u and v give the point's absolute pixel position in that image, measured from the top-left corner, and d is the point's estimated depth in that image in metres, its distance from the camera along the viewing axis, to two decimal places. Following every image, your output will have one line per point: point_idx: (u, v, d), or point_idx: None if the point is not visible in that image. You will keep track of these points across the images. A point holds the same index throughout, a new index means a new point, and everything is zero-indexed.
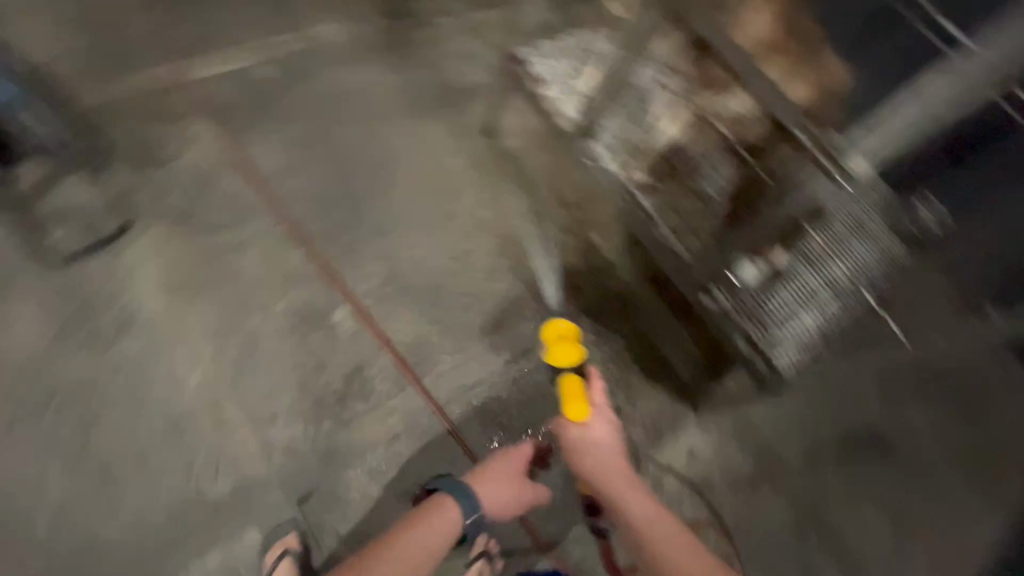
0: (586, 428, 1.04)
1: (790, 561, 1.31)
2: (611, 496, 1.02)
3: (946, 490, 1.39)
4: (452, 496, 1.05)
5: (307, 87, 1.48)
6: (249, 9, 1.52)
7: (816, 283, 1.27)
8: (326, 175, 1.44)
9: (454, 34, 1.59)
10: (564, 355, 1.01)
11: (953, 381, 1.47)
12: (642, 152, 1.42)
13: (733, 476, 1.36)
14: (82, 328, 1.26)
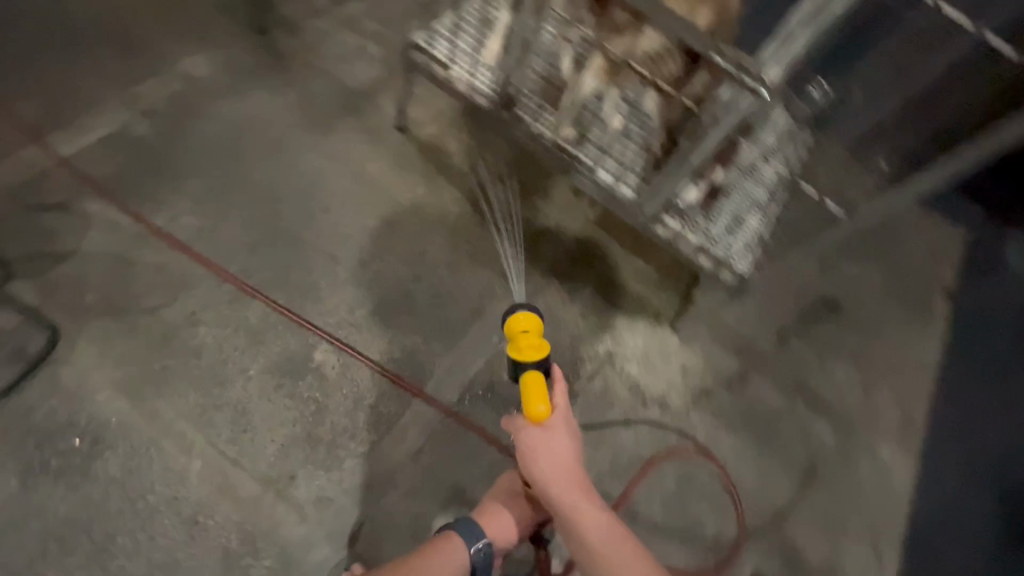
0: (547, 431, 0.89)
1: (821, 483, 1.43)
2: (561, 507, 0.88)
3: (907, 346, 1.59)
4: (458, 531, 0.95)
5: (203, 128, 1.41)
6: (103, 60, 1.42)
7: (754, 193, 1.33)
8: (263, 210, 1.36)
9: (334, 35, 1.57)
10: (529, 350, 0.87)
11: (872, 241, 1.69)
12: (567, 109, 1.26)
13: (723, 376, 1.49)
14: (51, 459, 1.11)
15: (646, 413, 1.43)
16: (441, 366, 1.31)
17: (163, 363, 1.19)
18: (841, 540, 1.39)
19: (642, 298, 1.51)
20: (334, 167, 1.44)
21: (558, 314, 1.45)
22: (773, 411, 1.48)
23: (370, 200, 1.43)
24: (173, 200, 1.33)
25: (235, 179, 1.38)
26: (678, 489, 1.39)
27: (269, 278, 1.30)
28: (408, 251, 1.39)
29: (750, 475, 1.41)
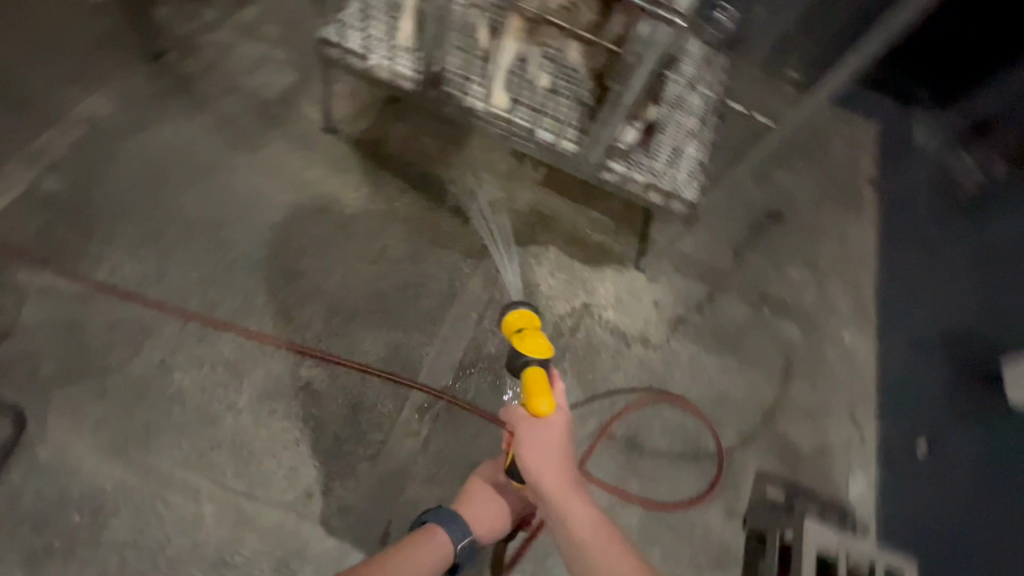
0: (546, 424, 0.91)
1: (800, 376, 1.54)
2: (549, 499, 0.89)
3: (841, 235, 1.74)
4: (439, 524, 1.00)
5: (120, 170, 1.34)
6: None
7: (688, 122, 1.37)
8: (208, 240, 1.32)
9: (237, 52, 1.58)
10: (533, 347, 0.95)
11: (788, 145, 1.84)
12: (491, 76, 1.27)
13: (693, 300, 1.57)
14: (45, 547, 1.02)
15: (632, 352, 1.47)
16: (428, 354, 1.32)
17: (141, 415, 1.12)
18: (829, 424, 1.49)
19: (602, 246, 1.57)
20: (271, 181, 1.42)
21: (528, 277, 1.48)
22: (743, 320, 1.58)
23: (318, 207, 1.42)
24: (108, 247, 1.26)
25: (170, 214, 1.32)
26: (677, 413, 1.44)
27: (233, 306, 1.26)
28: (368, 249, 1.40)
29: (737, 385, 1.50)
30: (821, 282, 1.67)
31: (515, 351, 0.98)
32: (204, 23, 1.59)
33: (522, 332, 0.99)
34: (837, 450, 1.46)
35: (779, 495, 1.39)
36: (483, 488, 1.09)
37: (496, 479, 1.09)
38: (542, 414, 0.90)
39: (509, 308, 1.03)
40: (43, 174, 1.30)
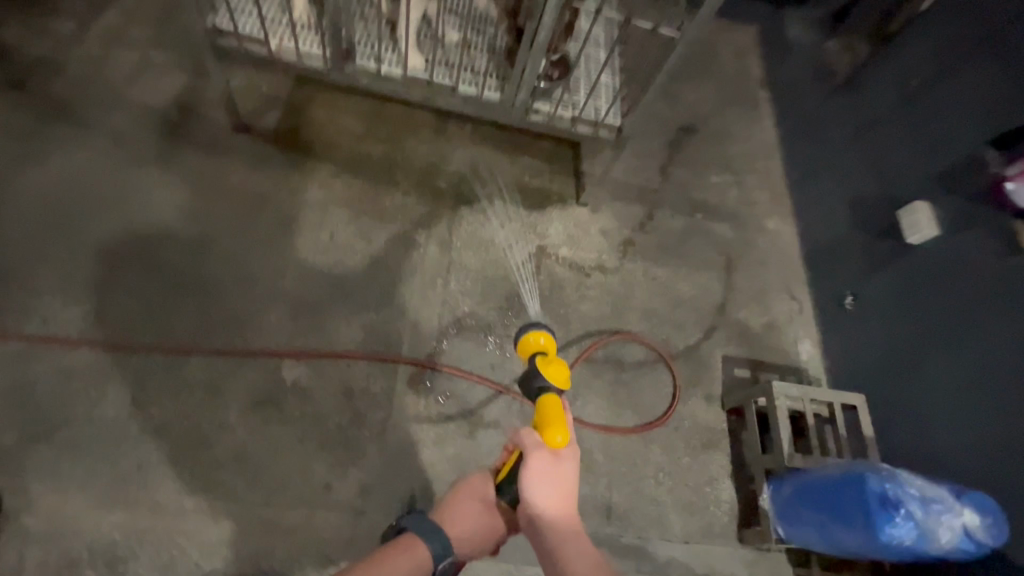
0: (560, 462, 0.82)
1: (740, 265, 1.72)
2: (549, 537, 0.77)
3: (743, 133, 1.94)
4: (420, 536, 0.80)
5: (17, 210, 1.22)
6: None
7: (601, 51, 1.43)
8: (143, 265, 1.24)
9: (113, 60, 1.44)
10: (555, 371, 0.86)
11: (689, 62, 1.98)
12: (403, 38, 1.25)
13: (634, 221, 1.68)
14: None
15: (593, 280, 1.55)
16: (406, 326, 1.34)
17: (128, 457, 1.07)
18: (771, 302, 1.69)
19: (541, 189, 1.63)
20: (193, 193, 1.35)
21: (481, 233, 1.51)
22: (681, 230, 1.72)
23: (252, 210, 1.36)
24: (31, 298, 1.15)
25: (92, 249, 1.23)
26: (647, 324, 1.54)
27: (193, 327, 1.21)
28: (317, 241, 1.37)
29: (690, 288, 1.64)
30: (738, 182, 1.84)
31: (531, 373, 0.89)
32: (67, 36, 1.44)
33: (543, 356, 0.89)
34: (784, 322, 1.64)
35: (746, 373, 1.56)
36: (473, 504, 0.90)
37: (489, 497, 0.91)
38: (555, 449, 0.83)
39: (525, 329, 0.90)
40: None
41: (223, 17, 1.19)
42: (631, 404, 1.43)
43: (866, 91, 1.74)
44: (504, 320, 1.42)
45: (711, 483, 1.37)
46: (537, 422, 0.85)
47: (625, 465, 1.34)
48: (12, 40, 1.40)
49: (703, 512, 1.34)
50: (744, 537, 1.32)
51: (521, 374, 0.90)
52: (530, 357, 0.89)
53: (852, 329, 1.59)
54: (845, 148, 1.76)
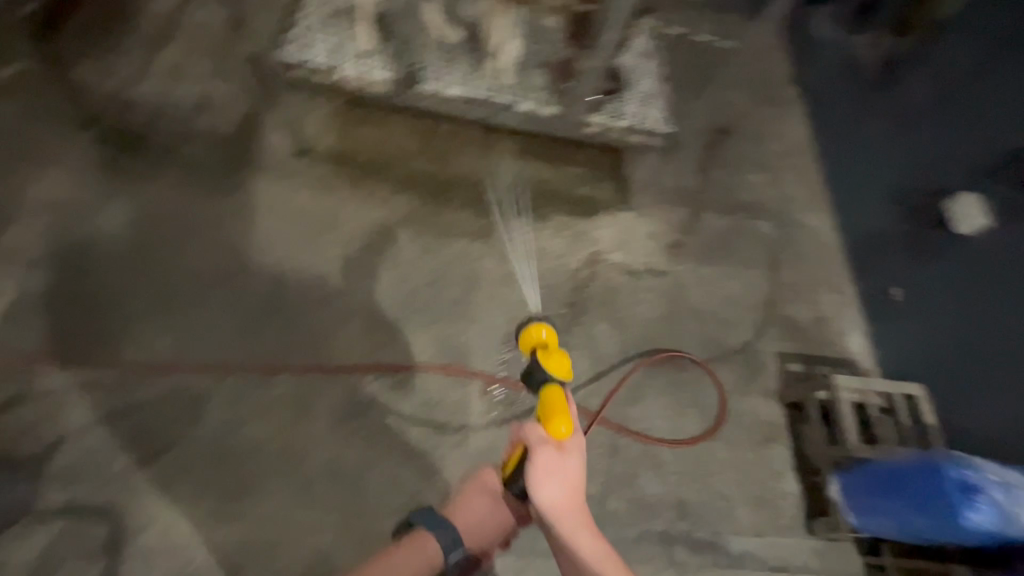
0: (564, 456, 0.91)
1: (787, 260, 1.74)
2: (558, 527, 0.89)
3: (781, 129, 1.96)
4: (431, 529, 0.93)
5: (106, 244, 1.28)
6: None
7: (654, 66, 1.47)
8: (225, 290, 1.30)
9: (178, 94, 1.51)
10: (555, 366, 0.96)
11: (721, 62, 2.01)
12: (468, 61, 1.31)
13: (681, 222, 1.72)
14: None
15: (646, 283, 1.59)
16: (473, 336, 1.38)
17: (229, 472, 1.12)
18: (819, 296, 1.69)
19: (590, 196, 1.68)
20: (264, 218, 1.40)
21: (535, 243, 1.56)
22: (725, 230, 1.75)
23: (319, 231, 1.42)
24: (128, 326, 1.21)
25: (177, 276, 1.29)
26: (701, 324, 1.57)
27: (276, 347, 1.26)
28: (382, 258, 1.42)
29: (739, 286, 1.66)
30: (776, 179, 1.86)
31: (535, 366, 0.98)
32: (132, 72, 1.50)
33: (544, 351, 0.99)
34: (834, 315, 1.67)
35: (800, 367, 1.56)
36: (480, 497, 1.01)
37: (496, 489, 1.01)
38: (560, 442, 0.91)
39: (526, 323, 1.02)
40: (23, 272, 1.22)
41: (300, 53, 1.26)
42: (692, 402, 1.46)
43: (910, 90, 1.83)
44: (565, 327, 1.47)
45: (778, 476, 1.41)
46: (542, 414, 0.93)
47: (692, 463, 1.37)
48: (82, 77, 1.46)
49: (770, 505, 1.37)
50: (813, 528, 1.34)
51: (526, 368, 1.00)
52: (532, 350, 1.00)
53: (904, 322, 1.64)
54: (890, 146, 1.83)
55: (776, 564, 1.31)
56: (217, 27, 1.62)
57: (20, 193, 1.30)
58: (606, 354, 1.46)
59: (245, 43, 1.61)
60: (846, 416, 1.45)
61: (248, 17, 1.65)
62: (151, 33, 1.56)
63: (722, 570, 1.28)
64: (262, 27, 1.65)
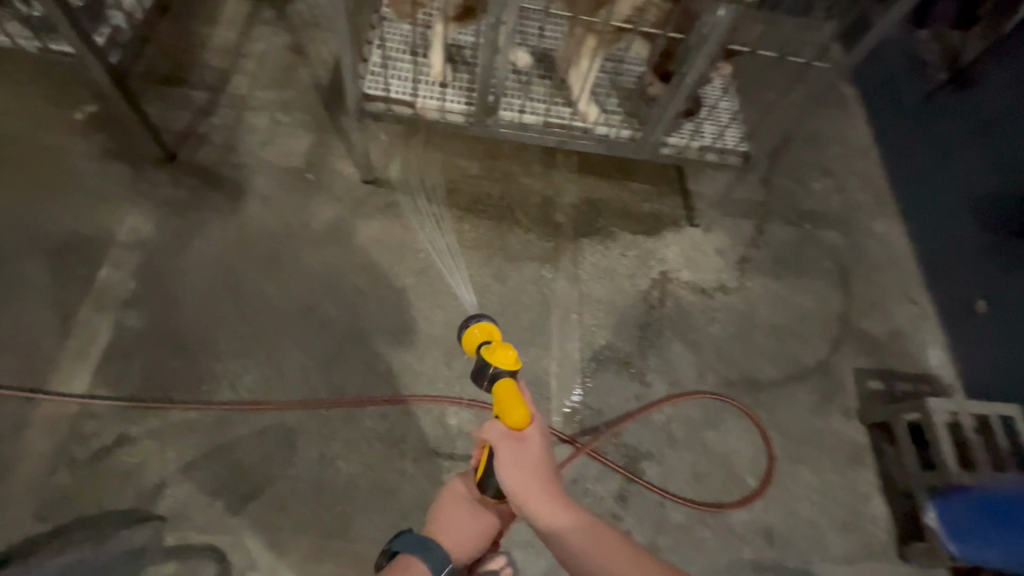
0: (525, 442, 0.82)
1: (861, 271, 1.68)
2: (535, 514, 0.78)
3: (844, 134, 1.90)
4: (411, 556, 0.84)
5: (189, 281, 1.30)
6: (50, 280, 1.26)
7: (727, 91, 1.45)
8: (306, 325, 1.31)
9: (244, 126, 1.52)
10: (502, 357, 0.83)
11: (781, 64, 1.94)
12: (546, 96, 1.32)
13: (748, 236, 1.67)
14: None
15: (717, 302, 1.56)
16: (552, 364, 1.40)
17: (327, 507, 1.15)
18: (894, 308, 1.64)
19: (653, 213, 1.65)
20: (337, 248, 1.41)
21: (603, 264, 1.54)
22: (796, 241, 1.69)
23: (392, 260, 1.42)
24: (220, 364, 1.24)
25: (260, 311, 1.30)
26: (777, 342, 1.53)
27: (360, 380, 1.27)
28: (455, 285, 1.42)
29: (813, 300, 1.61)
30: (842, 186, 1.81)
31: (483, 364, 0.86)
32: (200, 108, 1.52)
33: (489, 345, 0.87)
34: (911, 330, 1.61)
35: (880, 384, 1.52)
36: (459, 507, 0.94)
37: (472, 494, 0.95)
38: (519, 430, 0.82)
39: (467, 322, 0.92)
40: (116, 313, 1.25)
41: (371, 83, 1.26)
42: (774, 424, 1.42)
43: (989, 82, 1.55)
44: (640, 350, 1.45)
45: (865, 500, 1.37)
46: (497, 409, 0.83)
47: (777, 488, 1.35)
48: (157, 114, 1.49)
49: (860, 530, 1.34)
50: (906, 554, 1.31)
51: (474, 369, 0.87)
52: (479, 348, 0.88)
53: (979, 338, 1.52)
54: (965, 145, 1.60)
55: None
56: (279, 57, 1.64)
57: (107, 233, 1.32)
58: (682, 377, 1.44)
59: (307, 71, 1.63)
60: (944, 440, 1.31)
61: (308, 47, 1.68)
62: (217, 66, 1.59)
63: None
64: (322, 55, 1.67)
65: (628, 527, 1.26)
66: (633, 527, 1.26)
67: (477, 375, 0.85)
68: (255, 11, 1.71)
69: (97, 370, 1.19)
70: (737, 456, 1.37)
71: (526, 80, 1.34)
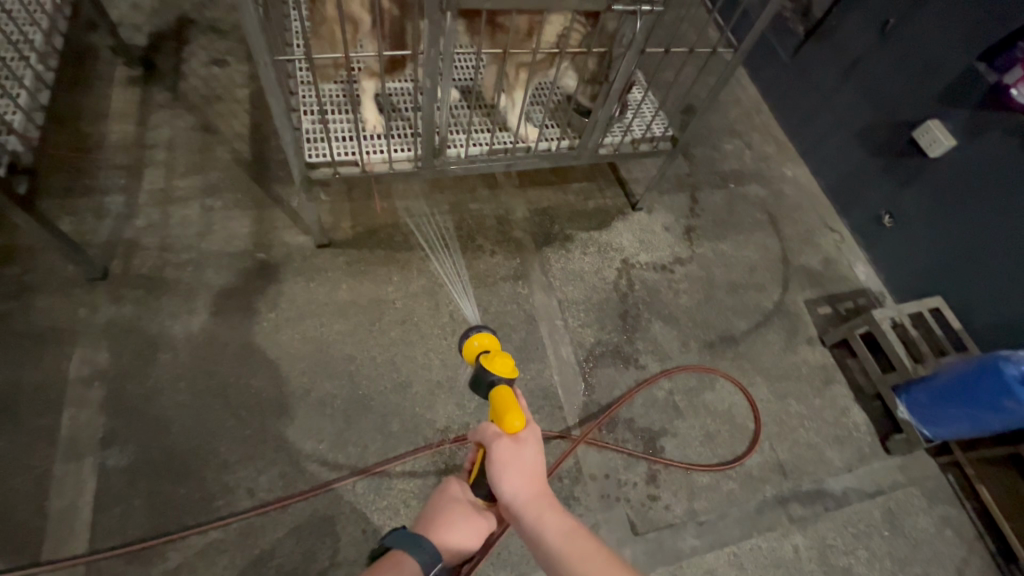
0: (521, 446, 0.79)
1: (784, 213, 1.87)
2: (524, 519, 0.76)
3: (732, 103, 2.10)
4: (407, 550, 0.71)
5: (167, 397, 1.23)
6: (10, 441, 1.14)
7: (642, 87, 1.56)
8: (305, 406, 1.27)
9: (175, 222, 1.44)
10: (501, 365, 0.87)
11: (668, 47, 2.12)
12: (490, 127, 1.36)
13: (686, 206, 1.82)
14: None
15: (678, 273, 1.67)
16: (553, 374, 1.44)
17: None
18: (819, 240, 1.84)
19: (599, 207, 1.74)
20: (313, 320, 1.37)
21: (570, 266, 1.61)
22: (725, 202, 1.85)
23: (373, 318, 1.40)
24: (229, 474, 1.17)
25: (253, 407, 1.25)
26: (737, 296, 1.68)
27: (378, 445, 1.26)
28: (439, 326, 1.43)
29: (756, 250, 1.77)
30: (748, 143, 2.01)
31: (479, 372, 0.89)
32: (121, 214, 1.43)
33: (487, 355, 0.90)
34: (839, 254, 1.82)
35: (828, 309, 1.71)
36: (456, 509, 0.87)
37: (470, 497, 0.89)
38: (516, 434, 0.79)
39: (467, 334, 0.94)
40: (97, 455, 1.15)
41: (310, 149, 1.22)
42: (757, 369, 1.56)
43: (841, 32, 1.79)
44: (626, 337, 1.54)
45: (847, 413, 1.55)
46: (493, 413, 0.82)
47: (776, 425, 1.49)
48: (74, 232, 1.38)
49: (851, 440, 1.51)
50: (889, 448, 1.50)
51: (472, 378, 0.90)
52: (477, 359, 0.91)
53: (894, 245, 1.74)
54: (839, 88, 1.83)
55: (876, 490, 1.45)
56: (190, 140, 1.57)
57: (58, 374, 1.22)
58: (668, 349, 1.55)
59: (224, 148, 1.57)
60: (894, 342, 1.50)
61: (218, 124, 1.61)
62: (127, 166, 1.50)
63: (837, 511, 1.40)
64: (235, 129, 1.61)
65: (666, 501, 1.34)
66: (669, 499, 1.35)
67: (473, 381, 0.88)
68: (147, 97, 1.62)
69: (93, 522, 1.09)
70: (735, 407, 1.50)
71: (460, 114, 1.37)
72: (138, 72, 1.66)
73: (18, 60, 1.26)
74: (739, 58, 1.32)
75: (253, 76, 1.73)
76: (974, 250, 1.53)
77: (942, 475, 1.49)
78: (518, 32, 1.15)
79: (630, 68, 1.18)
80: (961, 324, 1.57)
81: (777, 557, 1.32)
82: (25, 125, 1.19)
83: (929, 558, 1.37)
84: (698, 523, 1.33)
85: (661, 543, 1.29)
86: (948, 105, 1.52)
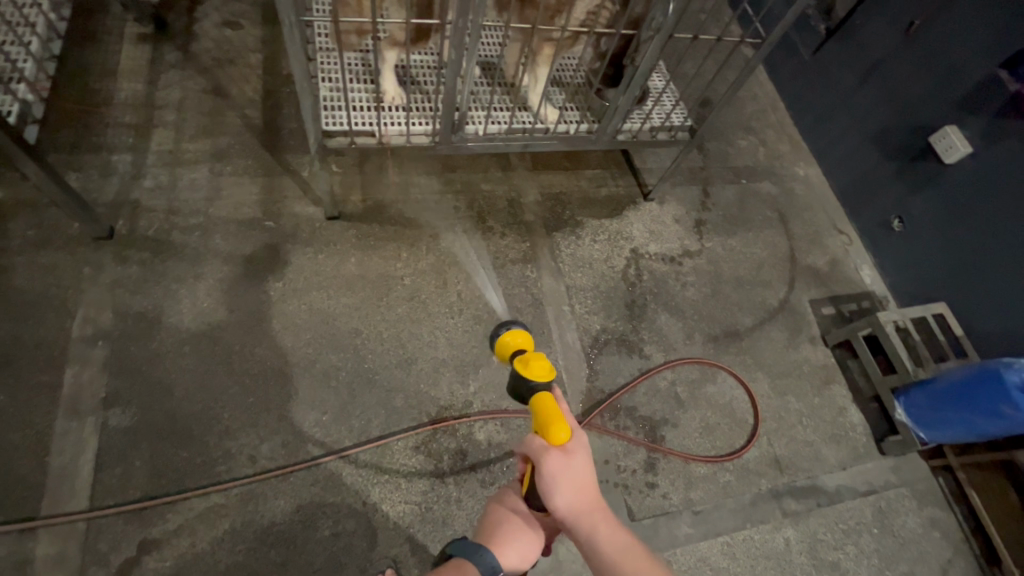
0: (569, 458, 0.72)
1: (792, 212, 1.87)
2: (577, 529, 0.70)
3: (747, 98, 2.09)
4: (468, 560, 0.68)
5: (169, 359, 1.22)
6: (10, 396, 1.13)
7: (662, 77, 1.54)
8: (309, 378, 1.26)
9: (182, 185, 1.41)
10: (538, 370, 0.83)
11: None
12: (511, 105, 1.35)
13: (696, 199, 1.81)
14: None
15: (685, 265, 1.67)
16: (558, 358, 1.44)
17: (381, 556, 1.12)
18: (827, 241, 1.84)
19: (609, 194, 1.73)
20: (319, 292, 1.36)
21: (579, 253, 1.60)
22: (736, 197, 1.85)
23: (381, 293, 1.40)
24: (230, 440, 1.17)
25: (257, 374, 1.24)
26: (744, 292, 1.68)
27: (382, 419, 1.26)
28: (447, 305, 1.42)
29: (764, 247, 1.77)
30: (762, 139, 2.00)
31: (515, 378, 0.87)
32: (127, 172, 1.40)
33: (523, 357, 0.89)
34: (845, 256, 1.83)
35: (832, 310, 1.72)
36: (508, 519, 0.79)
37: (520, 508, 0.80)
38: (563, 446, 0.73)
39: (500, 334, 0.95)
40: (99, 413, 1.14)
41: (328, 118, 1.19)
42: (759, 365, 1.57)
43: (864, 32, 1.77)
44: (632, 326, 1.54)
45: (845, 412, 1.57)
46: (537, 424, 0.76)
47: (774, 420, 1.50)
48: (80, 189, 1.36)
49: (847, 439, 1.53)
50: (883, 448, 1.52)
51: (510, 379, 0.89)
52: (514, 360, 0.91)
53: (901, 251, 1.75)
54: (858, 89, 1.82)
55: (868, 489, 1.47)
56: (200, 103, 1.53)
57: (61, 331, 1.20)
58: (672, 340, 1.55)
59: (235, 113, 1.54)
60: (897, 345, 1.50)
61: (230, 88, 1.58)
62: (135, 124, 1.47)
63: (828, 507, 1.42)
64: (247, 94, 1.58)
65: (662, 491, 1.35)
66: (665, 490, 1.35)
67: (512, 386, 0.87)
68: (158, 55, 1.58)
69: (93, 480, 1.09)
70: (736, 400, 1.51)
71: (481, 91, 1.36)
72: (148, 30, 1.62)
73: (29, 6, 1.22)
74: (763, 53, 1.29)
75: (266, 40, 1.69)
76: (982, 258, 1.53)
77: (932, 477, 1.51)
78: (547, 9, 1.14)
79: (658, 53, 1.16)
80: (963, 331, 1.57)
81: (768, 549, 1.33)
82: (36, 74, 1.16)
83: (916, 557, 1.39)
84: (693, 512, 1.34)
85: (655, 530, 1.30)
86: (966, 111, 1.51)
